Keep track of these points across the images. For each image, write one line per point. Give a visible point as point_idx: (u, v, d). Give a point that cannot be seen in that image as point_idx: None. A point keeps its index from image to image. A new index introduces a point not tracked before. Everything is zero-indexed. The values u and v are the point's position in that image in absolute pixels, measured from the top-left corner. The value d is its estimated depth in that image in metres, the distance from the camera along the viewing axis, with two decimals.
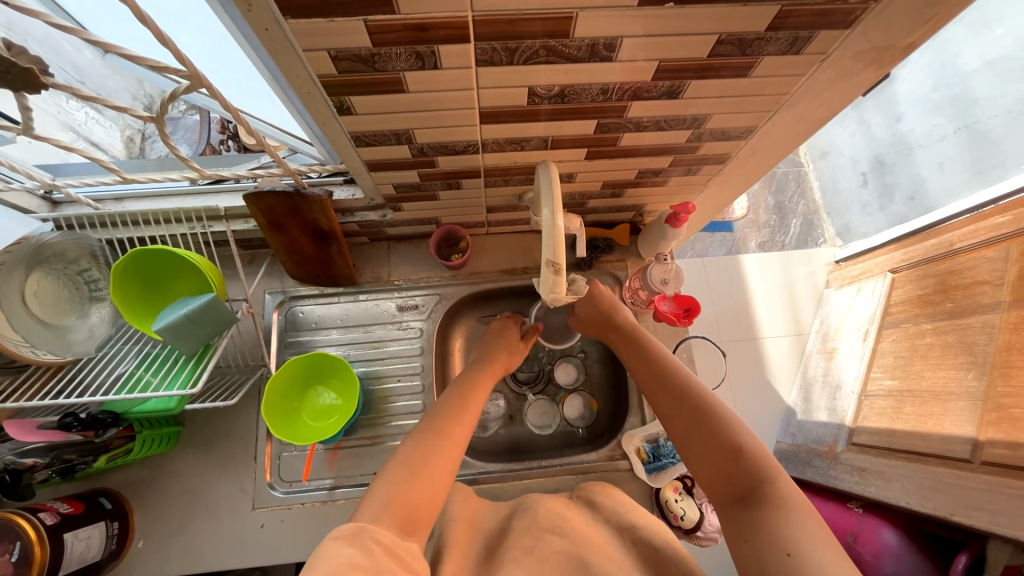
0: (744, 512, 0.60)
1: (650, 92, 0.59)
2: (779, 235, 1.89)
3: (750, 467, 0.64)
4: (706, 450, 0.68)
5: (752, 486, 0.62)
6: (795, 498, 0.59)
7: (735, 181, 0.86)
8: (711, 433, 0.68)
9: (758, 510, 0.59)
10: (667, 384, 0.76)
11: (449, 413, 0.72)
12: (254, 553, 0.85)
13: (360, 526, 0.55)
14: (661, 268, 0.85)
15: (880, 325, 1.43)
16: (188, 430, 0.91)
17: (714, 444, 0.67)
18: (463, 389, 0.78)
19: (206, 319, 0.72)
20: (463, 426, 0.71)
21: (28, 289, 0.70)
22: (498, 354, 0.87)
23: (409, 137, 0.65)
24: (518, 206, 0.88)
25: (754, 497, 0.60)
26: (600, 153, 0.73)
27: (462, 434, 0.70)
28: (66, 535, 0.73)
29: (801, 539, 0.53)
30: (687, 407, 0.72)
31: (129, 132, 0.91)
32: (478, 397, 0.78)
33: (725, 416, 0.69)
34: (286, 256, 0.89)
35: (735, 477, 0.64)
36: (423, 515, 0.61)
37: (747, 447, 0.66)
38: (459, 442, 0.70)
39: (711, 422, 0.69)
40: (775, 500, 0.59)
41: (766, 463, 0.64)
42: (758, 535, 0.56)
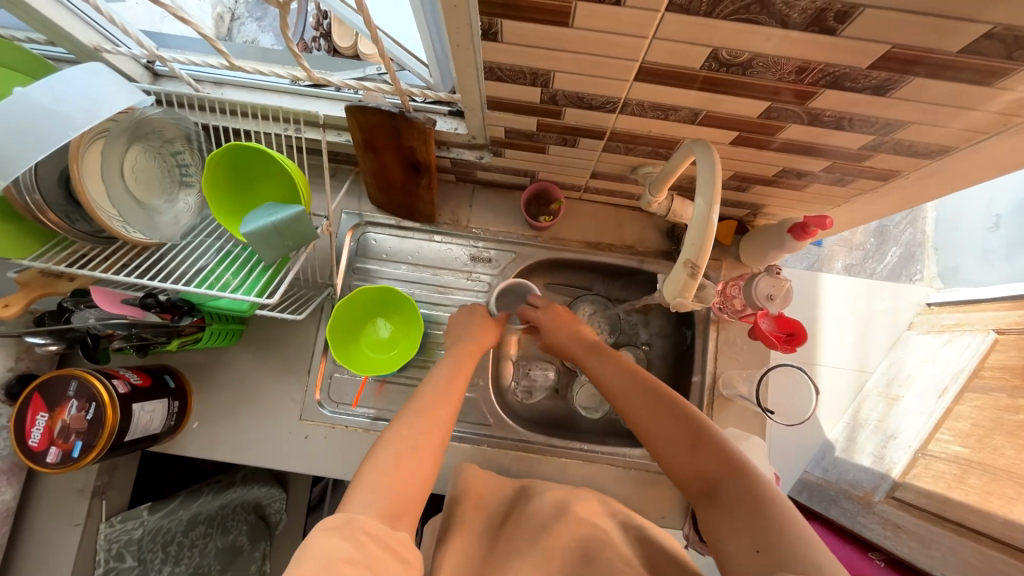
0: (717, 511, 0.59)
1: (854, 83, 0.48)
2: (872, 262, 1.72)
3: (713, 459, 0.62)
4: (673, 450, 0.66)
5: (717, 482, 0.61)
6: (764, 489, 0.58)
7: (886, 203, 0.74)
8: (677, 431, 0.66)
9: (727, 510, 0.58)
10: (628, 384, 0.72)
11: (436, 387, 0.70)
12: (296, 460, 0.89)
13: (349, 517, 0.55)
14: (770, 281, 0.76)
15: (964, 386, 1.30)
16: (250, 330, 0.93)
17: (676, 442, 0.66)
18: (449, 364, 0.75)
19: (290, 231, 0.70)
20: (450, 401, 0.68)
21: (127, 164, 0.69)
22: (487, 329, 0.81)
23: (547, 80, 0.56)
24: (627, 178, 0.80)
25: (723, 495, 0.59)
26: (751, 141, 0.63)
27: (447, 411, 0.68)
28: (133, 405, 0.76)
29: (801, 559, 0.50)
30: (650, 410, 0.69)
31: (220, 9, 0.86)
32: (461, 373, 0.74)
33: (689, 413, 0.67)
34: (372, 179, 0.85)
35: (702, 473, 0.63)
36: (412, 495, 0.60)
37: (710, 439, 0.64)
38: (445, 420, 0.67)
39: (676, 419, 0.67)
40: (745, 495, 0.57)
41: (730, 452, 0.62)
42: (731, 541, 0.55)
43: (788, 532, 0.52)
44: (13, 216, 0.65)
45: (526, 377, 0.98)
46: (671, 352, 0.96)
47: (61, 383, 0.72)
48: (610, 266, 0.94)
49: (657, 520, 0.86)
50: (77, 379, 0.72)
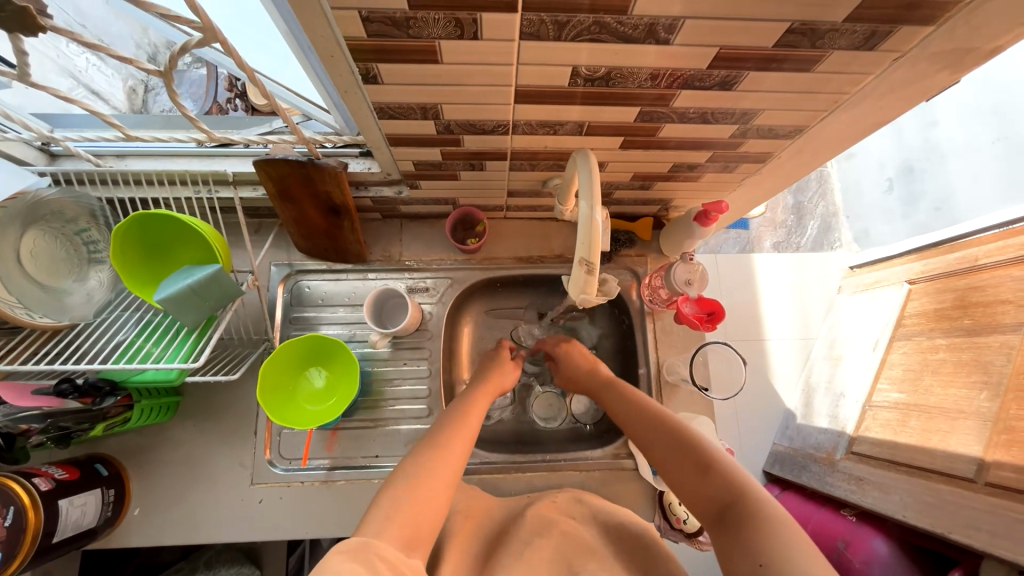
0: (726, 535, 0.58)
1: (702, 82, 0.55)
2: (795, 236, 1.85)
3: (723, 483, 0.63)
4: (686, 479, 0.66)
5: (728, 504, 0.60)
6: (773, 511, 0.57)
7: (771, 182, 0.81)
8: (685, 457, 0.67)
9: (734, 529, 0.57)
10: (642, 415, 0.75)
11: (447, 426, 0.71)
12: (252, 528, 0.84)
13: (364, 541, 0.54)
14: (686, 268, 0.81)
15: (892, 336, 1.39)
16: (187, 399, 0.89)
17: (688, 469, 0.66)
18: (460, 407, 0.75)
19: (210, 291, 0.69)
20: (464, 437, 0.70)
21: (24, 248, 0.66)
22: (494, 373, 0.85)
23: (436, 112, 0.60)
24: (541, 192, 0.84)
25: (733, 517, 0.58)
26: (635, 143, 0.68)
27: (461, 449, 0.68)
28: (60, 501, 0.71)
29: (781, 552, 0.52)
30: (656, 432, 0.72)
31: (132, 82, 0.83)
32: (474, 414, 0.75)
33: (696, 438, 0.68)
34: (295, 228, 0.85)
35: (712, 497, 0.63)
36: (427, 523, 0.60)
37: (714, 461, 0.65)
38: (460, 455, 0.68)
39: (678, 444, 0.69)
40: (758, 515, 0.57)
41: (739, 475, 0.63)
42: (741, 555, 0.54)
43: (788, 546, 0.52)
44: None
45: None
46: (616, 349, 1.00)
47: None
48: (544, 277, 0.97)
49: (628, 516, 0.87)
50: None
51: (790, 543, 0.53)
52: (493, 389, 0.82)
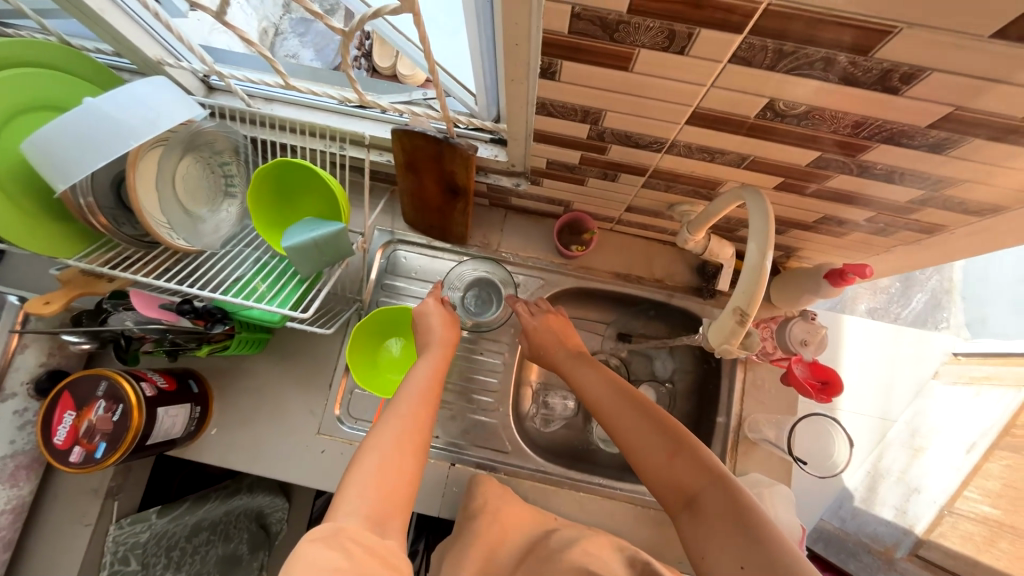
0: (698, 527, 0.59)
1: (911, 140, 0.48)
2: (896, 306, 1.66)
3: (691, 469, 0.63)
4: (653, 462, 0.66)
5: (695, 493, 0.61)
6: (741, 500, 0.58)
7: (927, 256, 0.73)
8: (659, 446, 0.66)
9: (704, 521, 0.59)
10: (605, 392, 0.73)
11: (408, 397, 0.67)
12: (310, 475, 0.88)
13: (338, 527, 0.53)
14: (804, 326, 0.76)
15: (993, 443, 1.22)
16: (276, 339, 0.93)
17: (654, 452, 0.66)
18: (414, 370, 0.72)
19: (330, 247, 0.71)
20: (418, 398, 0.67)
21: (178, 172, 0.71)
22: (437, 322, 0.78)
23: (597, 118, 0.57)
24: (663, 213, 0.80)
25: (702, 508, 0.59)
26: (793, 187, 0.63)
27: (423, 420, 0.65)
28: (158, 409, 0.77)
29: (762, 557, 0.52)
30: (630, 421, 0.70)
31: (264, 23, 0.83)
32: (434, 379, 0.71)
33: (663, 421, 0.67)
34: (408, 200, 0.86)
35: (680, 483, 0.63)
36: (399, 498, 0.58)
37: (689, 449, 0.64)
38: (423, 426, 0.65)
39: (652, 429, 0.67)
40: (729, 508, 0.58)
41: (705, 459, 0.63)
42: (712, 549, 0.56)
43: (771, 548, 0.52)
44: (58, 216, 0.67)
45: (545, 405, 0.99)
46: (695, 389, 0.95)
47: (91, 382, 0.73)
48: (638, 299, 0.93)
49: (675, 565, 0.83)
50: (108, 381, 0.72)
51: (763, 542, 0.53)
52: (446, 350, 0.76)
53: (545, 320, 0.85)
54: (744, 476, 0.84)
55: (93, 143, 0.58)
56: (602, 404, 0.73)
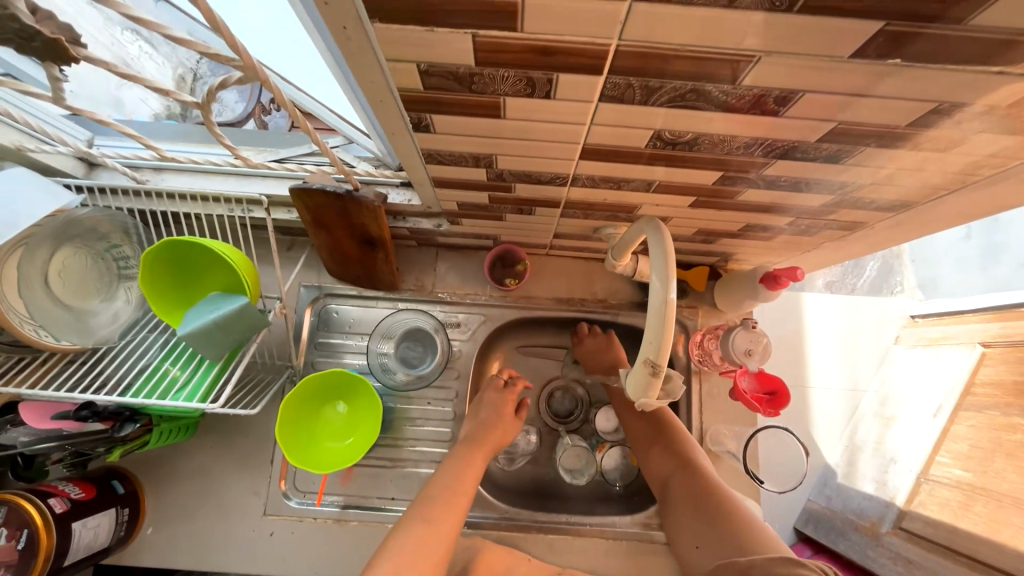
0: (664, 501, 0.77)
1: (806, 154, 0.46)
2: (851, 277, 1.67)
3: (670, 462, 0.78)
4: (646, 450, 0.81)
5: (668, 481, 0.77)
6: (706, 493, 0.72)
7: (857, 248, 0.72)
8: (657, 440, 0.80)
9: (674, 507, 0.75)
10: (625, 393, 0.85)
11: (437, 495, 0.65)
12: (260, 562, 0.82)
13: None
14: (747, 336, 0.73)
15: (957, 404, 1.25)
16: (207, 419, 0.87)
17: (647, 444, 0.81)
18: (453, 463, 0.71)
19: (235, 325, 0.65)
20: (462, 491, 0.67)
21: (53, 267, 0.64)
22: (495, 428, 0.78)
23: (489, 162, 0.54)
24: (591, 237, 0.77)
25: (672, 496, 0.76)
26: (707, 203, 0.60)
27: (452, 517, 0.63)
28: (73, 523, 0.70)
29: (714, 540, 0.68)
30: (640, 418, 0.82)
31: (182, 69, 0.78)
32: (467, 477, 0.70)
33: (659, 420, 0.80)
34: (328, 254, 0.81)
35: (659, 472, 0.78)
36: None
37: (676, 447, 0.78)
38: (449, 530, 0.62)
39: (650, 424, 0.81)
40: (694, 500, 0.73)
41: (688, 457, 0.76)
42: (678, 523, 0.74)
43: (728, 535, 0.67)
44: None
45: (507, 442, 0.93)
46: None
47: None
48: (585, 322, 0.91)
49: None
50: (8, 505, 0.64)
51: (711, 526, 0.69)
52: (490, 446, 0.76)
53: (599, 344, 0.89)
54: None
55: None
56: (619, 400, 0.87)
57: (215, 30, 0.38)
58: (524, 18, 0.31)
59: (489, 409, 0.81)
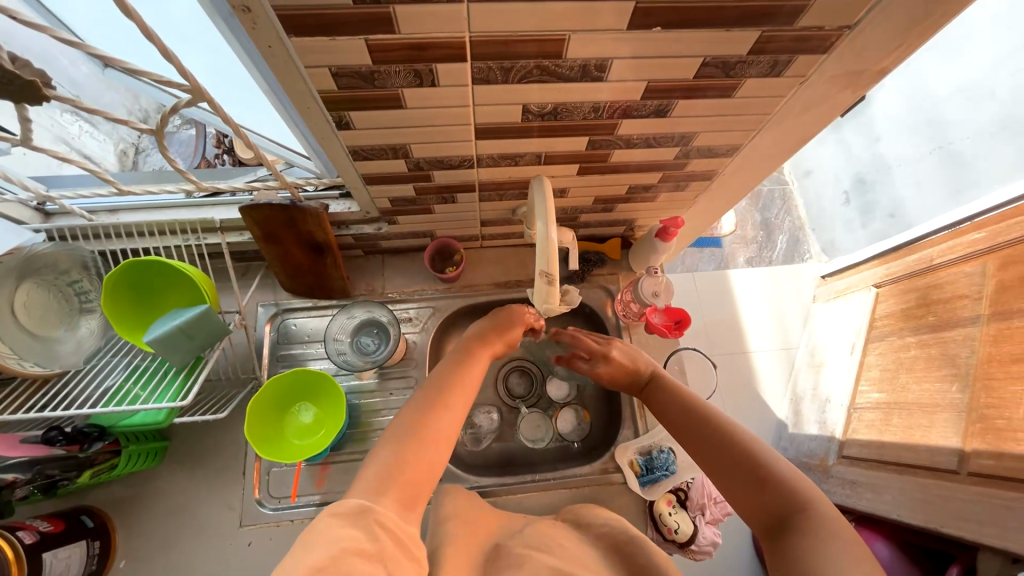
0: (780, 542, 0.57)
1: (639, 111, 0.62)
2: (767, 251, 1.92)
3: (769, 490, 0.62)
4: (730, 479, 0.66)
5: (787, 517, 0.59)
6: (836, 526, 0.56)
7: (723, 197, 0.88)
8: (740, 463, 0.65)
9: (794, 540, 0.56)
10: (687, 411, 0.75)
11: (447, 384, 0.71)
12: (239, 573, 0.83)
13: (361, 505, 0.55)
14: (652, 281, 0.88)
15: (867, 339, 1.41)
16: (175, 444, 0.89)
17: (742, 479, 0.64)
18: (457, 359, 0.76)
19: (198, 331, 0.72)
20: (461, 390, 0.71)
21: (18, 299, 0.69)
22: (499, 338, 0.82)
23: (405, 151, 0.66)
24: (512, 219, 0.90)
25: (793, 527, 0.57)
26: (591, 169, 0.75)
27: (462, 402, 0.70)
28: (43, 554, 0.70)
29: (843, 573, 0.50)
30: (712, 438, 0.69)
31: (123, 145, 0.87)
32: (472, 369, 0.75)
33: (749, 445, 0.67)
34: (281, 268, 0.89)
35: (768, 508, 0.61)
36: (426, 479, 0.62)
37: (770, 471, 0.63)
38: (458, 414, 0.69)
39: (726, 445, 0.68)
40: (823, 529, 0.56)
41: (800, 487, 0.61)
42: (805, 561, 0.53)
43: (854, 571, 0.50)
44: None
45: (470, 423, 1.01)
46: None
47: None
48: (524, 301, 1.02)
49: None
50: None
51: (856, 560, 0.51)
52: (492, 349, 0.80)
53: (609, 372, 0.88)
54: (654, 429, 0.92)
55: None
56: (684, 422, 0.74)
57: (166, 60, 0.50)
58: (398, 21, 0.45)
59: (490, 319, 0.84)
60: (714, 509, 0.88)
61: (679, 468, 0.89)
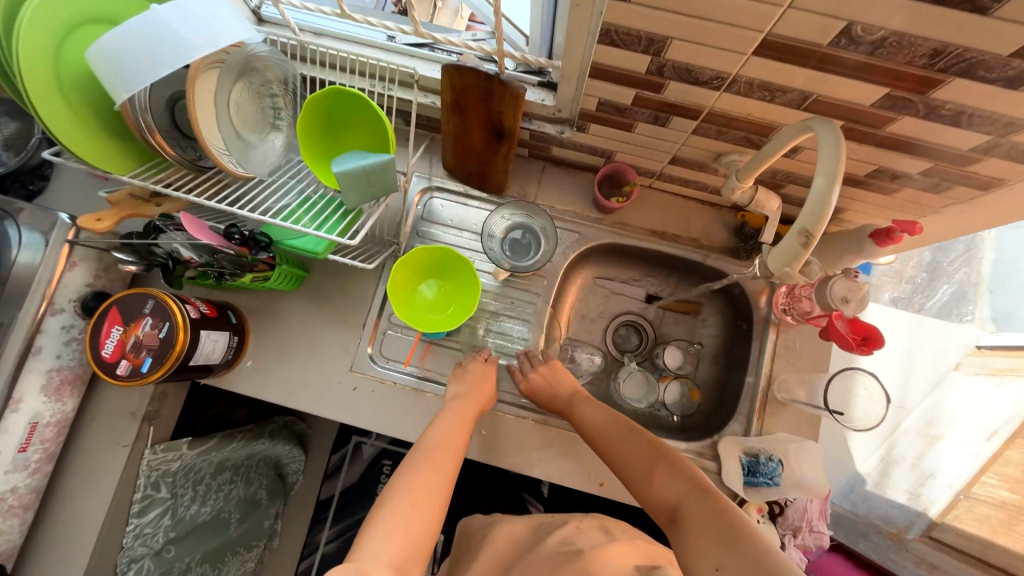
0: (679, 535, 0.61)
1: (989, 72, 0.47)
2: (920, 296, 1.63)
3: (670, 484, 0.66)
4: (638, 481, 0.69)
5: (678, 505, 0.63)
6: (720, 505, 0.60)
7: (980, 217, 0.72)
8: (640, 463, 0.69)
9: (687, 531, 0.60)
10: (593, 418, 0.77)
11: (433, 442, 0.72)
12: (340, 409, 0.89)
13: (356, 570, 0.56)
14: (846, 284, 0.77)
15: (1015, 431, 1.14)
16: (311, 277, 0.94)
17: (637, 477, 0.69)
18: (445, 420, 0.76)
19: (378, 178, 0.71)
20: (446, 456, 0.71)
21: (231, 97, 0.71)
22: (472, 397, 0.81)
23: (661, 48, 0.57)
24: (709, 166, 0.80)
25: (684, 518, 0.61)
26: (852, 132, 0.62)
27: (449, 467, 0.70)
28: (201, 332, 0.78)
29: (736, 557, 0.54)
30: (615, 445, 0.73)
31: None
32: (456, 432, 0.75)
33: (647, 443, 0.71)
34: (452, 144, 0.86)
35: (665, 500, 0.65)
36: (415, 548, 0.62)
37: (666, 465, 0.67)
38: (444, 470, 0.69)
39: (628, 452, 0.71)
40: (708, 514, 0.60)
41: (687, 474, 0.66)
42: (702, 556, 0.56)
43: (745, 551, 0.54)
44: (119, 133, 0.70)
45: (571, 359, 0.99)
46: (724, 349, 0.97)
47: (138, 300, 0.75)
48: (673, 257, 0.94)
49: None
50: (155, 299, 0.74)
51: (744, 539, 0.55)
52: (477, 402, 0.81)
53: (542, 373, 0.87)
54: (769, 434, 0.85)
55: (131, 63, 0.59)
56: (587, 432, 0.77)
57: None
58: None
59: (458, 387, 0.83)
60: (805, 536, 0.81)
61: (784, 484, 0.81)
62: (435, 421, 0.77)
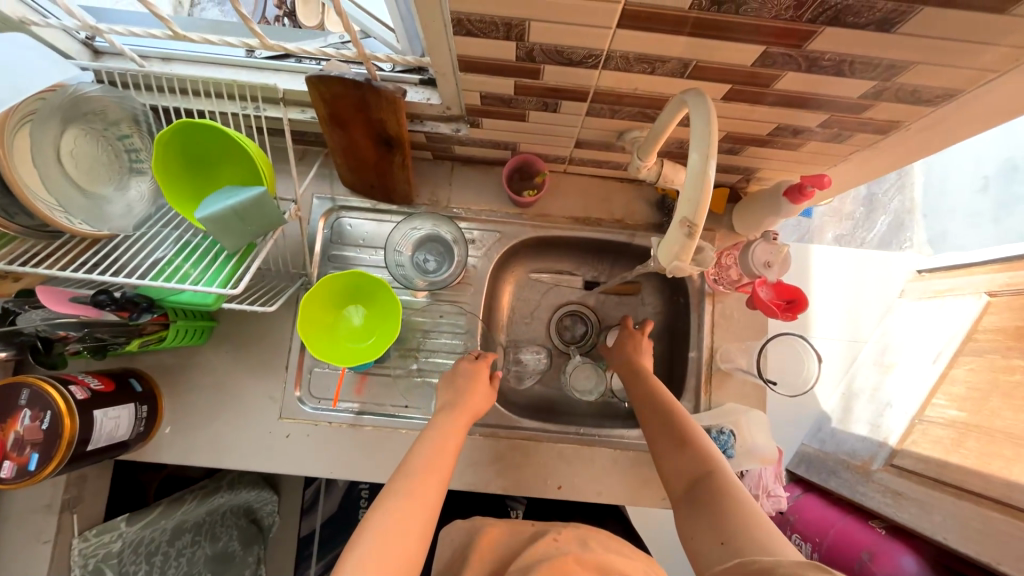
0: (696, 507, 0.63)
1: (857, 16, 0.44)
2: (862, 231, 1.62)
3: (696, 459, 0.67)
4: (665, 449, 0.70)
5: (699, 480, 0.65)
6: (737, 491, 0.62)
7: (886, 159, 0.70)
8: (669, 431, 0.70)
9: (705, 507, 0.62)
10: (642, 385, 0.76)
11: (421, 463, 0.63)
12: (276, 461, 0.84)
13: None
14: (767, 248, 0.76)
15: (957, 350, 1.20)
16: (221, 326, 0.87)
17: (667, 444, 0.70)
18: (436, 435, 0.68)
19: (253, 216, 0.64)
20: (436, 478, 0.63)
21: (64, 147, 0.62)
22: (467, 403, 0.74)
23: (521, 32, 0.51)
24: (614, 145, 0.76)
25: (705, 494, 0.63)
26: (742, 94, 0.59)
27: (436, 492, 0.62)
28: (95, 412, 0.70)
29: (743, 538, 0.57)
30: (653, 411, 0.73)
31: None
32: (447, 448, 0.66)
33: (679, 413, 0.71)
34: (343, 159, 0.78)
35: (686, 472, 0.67)
36: None
37: (694, 440, 0.68)
38: (432, 494, 0.61)
39: (663, 419, 0.71)
40: (726, 494, 0.62)
41: (712, 453, 0.67)
42: (715, 533, 0.59)
43: (750, 534, 0.57)
44: None
45: (516, 362, 0.96)
46: (667, 325, 0.95)
47: (10, 391, 0.66)
48: (599, 241, 0.90)
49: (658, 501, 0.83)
50: (31, 387, 0.66)
51: (756, 523, 0.58)
52: (470, 414, 0.73)
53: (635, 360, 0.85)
54: (718, 407, 0.84)
55: None
56: (637, 398, 0.76)
57: None
58: None
59: (446, 398, 0.75)
60: (763, 500, 0.85)
61: (737, 453, 0.82)
62: (424, 433, 0.68)
